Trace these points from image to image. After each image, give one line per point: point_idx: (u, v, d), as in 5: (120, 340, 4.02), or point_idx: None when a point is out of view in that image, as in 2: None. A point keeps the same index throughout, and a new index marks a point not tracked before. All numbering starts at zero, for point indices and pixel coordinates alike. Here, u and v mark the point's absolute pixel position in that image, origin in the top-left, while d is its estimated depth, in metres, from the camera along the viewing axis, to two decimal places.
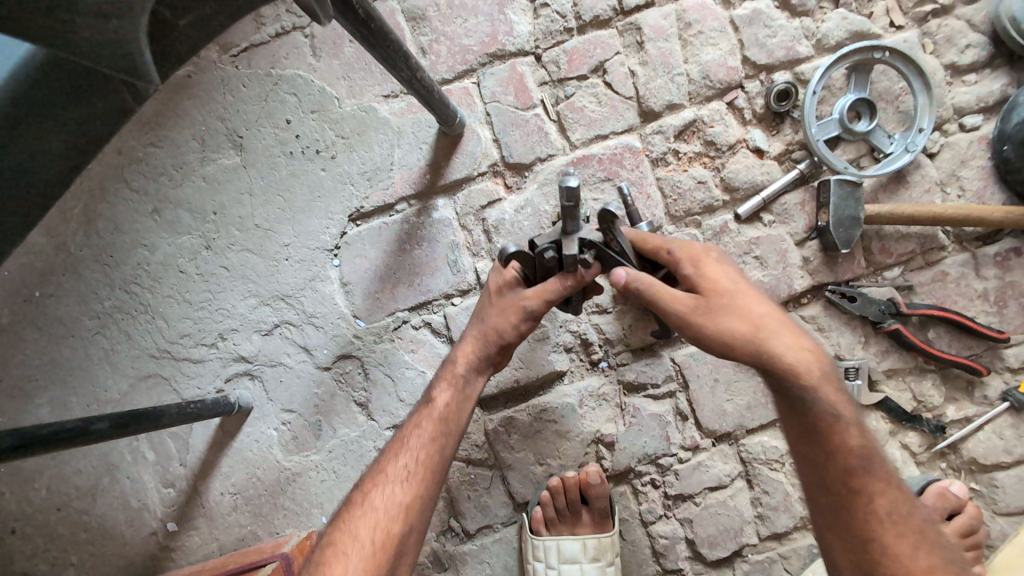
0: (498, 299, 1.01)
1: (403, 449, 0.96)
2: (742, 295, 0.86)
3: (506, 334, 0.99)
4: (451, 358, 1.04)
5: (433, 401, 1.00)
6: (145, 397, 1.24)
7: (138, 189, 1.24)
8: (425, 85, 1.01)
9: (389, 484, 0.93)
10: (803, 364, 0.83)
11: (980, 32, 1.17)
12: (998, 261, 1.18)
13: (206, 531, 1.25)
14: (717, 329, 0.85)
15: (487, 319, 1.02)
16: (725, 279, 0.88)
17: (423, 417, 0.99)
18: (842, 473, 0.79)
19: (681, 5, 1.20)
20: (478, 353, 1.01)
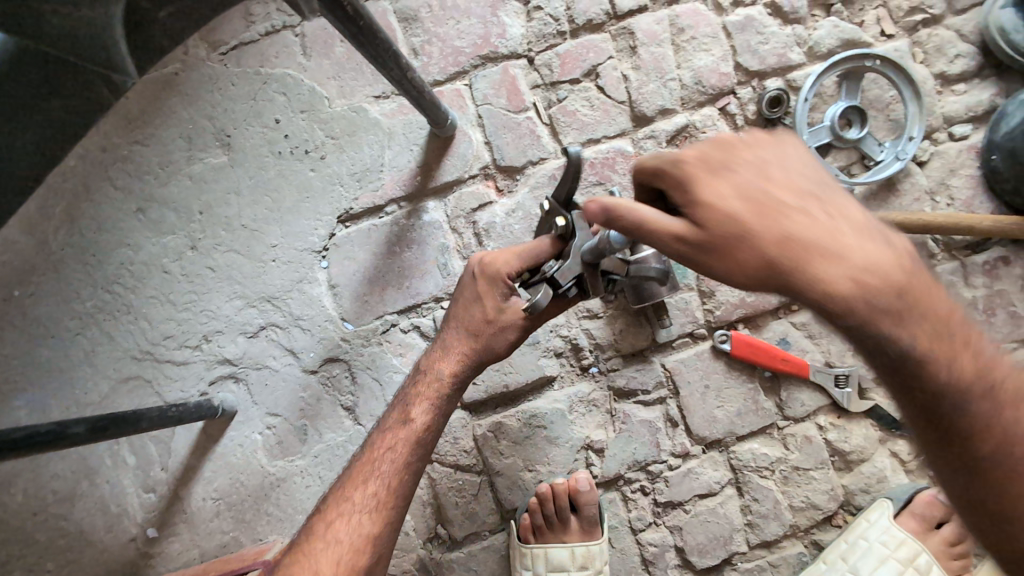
0: (490, 313, 0.94)
1: (372, 474, 0.91)
2: (773, 211, 0.66)
3: (501, 351, 0.96)
4: (434, 370, 0.97)
5: (411, 421, 0.94)
6: (126, 400, 1.22)
7: (123, 188, 1.22)
8: (415, 85, 1.00)
9: (354, 514, 0.89)
10: (877, 283, 0.63)
11: (969, 42, 1.18)
12: (987, 269, 1.18)
13: (187, 537, 1.22)
14: (747, 271, 0.66)
15: (473, 327, 0.95)
16: (742, 195, 0.67)
17: (398, 439, 0.93)
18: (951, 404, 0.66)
19: (674, 11, 1.21)
20: (462, 368, 0.96)
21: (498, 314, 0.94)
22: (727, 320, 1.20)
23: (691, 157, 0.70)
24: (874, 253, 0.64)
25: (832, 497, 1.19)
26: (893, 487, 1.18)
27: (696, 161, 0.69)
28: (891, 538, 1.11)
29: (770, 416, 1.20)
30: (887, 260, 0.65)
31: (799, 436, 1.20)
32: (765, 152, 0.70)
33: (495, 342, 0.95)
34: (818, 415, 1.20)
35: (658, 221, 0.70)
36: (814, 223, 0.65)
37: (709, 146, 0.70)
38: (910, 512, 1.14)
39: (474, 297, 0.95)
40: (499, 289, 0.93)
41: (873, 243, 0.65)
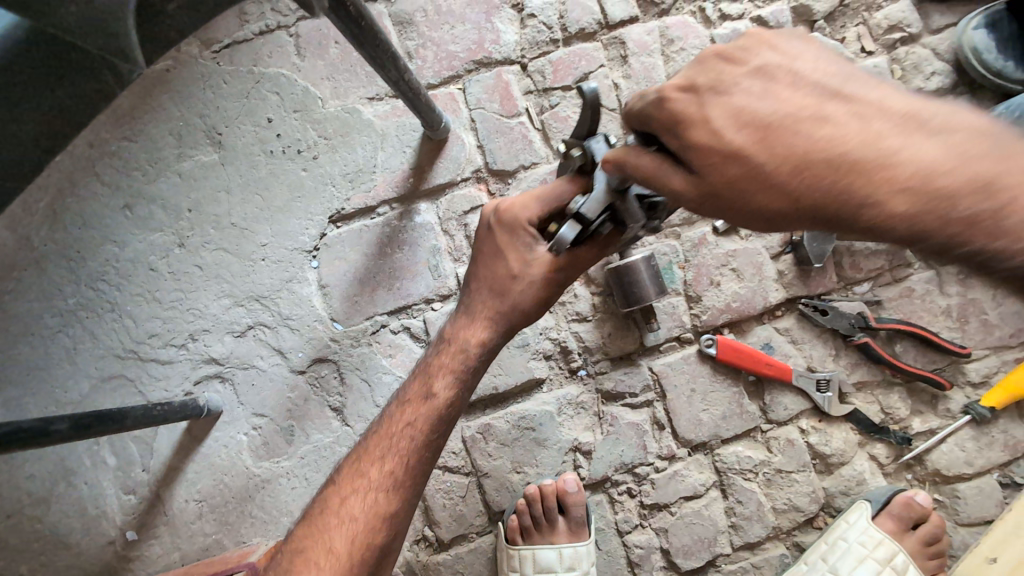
0: (513, 266, 0.89)
1: (392, 449, 0.89)
2: (789, 133, 0.62)
3: (527, 311, 0.90)
4: (460, 340, 0.93)
5: (434, 395, 0.91)
6: (107, 399, 1.19)
7: (110, 184, 1.21)
8: (412, 88, 1.01)
9: (370, 491, 0.87)
10: (935, 180, 0.57)
11: (943, 61, 1.23)
12: (961, 278, 1.22)
13: (168, 540, 1.20)
14: (775, 212, 0.64)
15: (498, 289, 0.90)
16: (747, 120, 0.63)
17: (420, 413, 0.91)
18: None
19: (664, 22, 1.24)
20: (490, 335, 0.92)
21: (522, 266, 0.88)
22: (713, 325, 1.22)
23: (675, 91, 0.66)
24: (922, 149, 0.59)
25: (813, 499, 1.21)
26: (871, 489, 1.21)
27: (686, 96, 0.66)
28: (869, 538, 1.13)
29: (753, 419, 1.22)
30: (937, 152, 0.58)
31: (782, 439, 1.22)
32: (770, 62, 0.65)
33: (522, 300, 0.90)
34: (800, 418, 1.23)
35: (664, 171, 0.68)
36: (837, 135, 0.60)
37: (700, 72, 0.66)
38: (887, 512, 1.15)
39: (495, 249, 0.91)
40: (520, 236, 0.88)
41: (916, 145, 0.59)
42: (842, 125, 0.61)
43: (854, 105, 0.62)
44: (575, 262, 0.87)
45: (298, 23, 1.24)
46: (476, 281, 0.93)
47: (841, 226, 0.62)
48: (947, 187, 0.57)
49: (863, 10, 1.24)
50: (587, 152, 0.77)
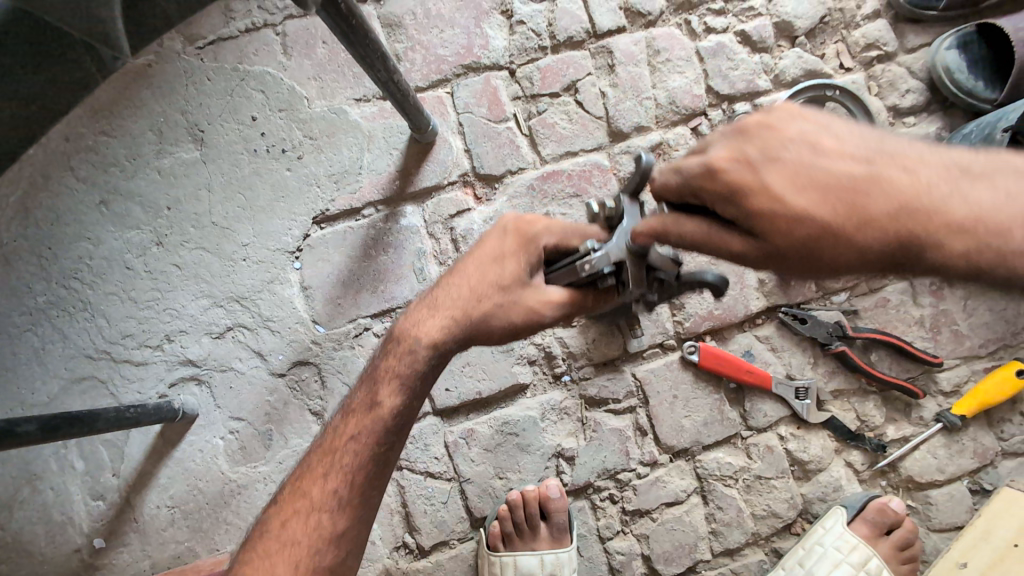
0: (508, 279, 0.83)
1: (335, 466, 0.84)
2: (848, 193, 0.64)
3: (494, 332, 0.84)
4: (412, 340, 0.86)
5: (380, 403, 0.85)
6: (77, 401, 1.16)
7: (85, 180, 1.17)
8: (400, 89, 1.01)
9: (313, 514, 0.82)
10: (987, 221, 0.63)
11: (919, 79, 1.26)
12: (933, 290, 1.26)
13: (137, 547, 1.16)
14: (846, 267, 0.66)
15: (473, 296, 0.84)
16: (804, 184, 0.64)
17: (365, 426, 0.85)
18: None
19: (651, 33, 1.26)
20: (450, 343, 0.86)
21: (514, 282, 0.84)
22: (696, 332, 1.24)
23: (725, 158, 0.66)
24: (971, 196, 0.64)
25: (792, 505, 1.23)
26: (847, 495, 1.23)
27: (738, 164, 0.66)
28: (845, 543, 1.14)
29: (734, 426, 1.24)
30: (984, 197, 0.64)
31: (761, 445, 1.24)
32: (810, 129, 0.67)
33: (495, 316, 0.84)
34: (779, 426, 1.25)
35: (723, 236, 0.69)
36: (892, 195, 0.63)
37: (745, 141, 0.67)
38: (862, 518, 1.17)
39: (496, 251, 0.85)
40: (530, 252, 0.85)
41: (958, 195, 0.64)
42: (893, 183, 0.64)
43: (899, 161, 0.65)
44: (568, 303, 0.85)
45: (285, 21, 1.22)
46: (461, 279, 0.86)
47: (907, 269, 0.66)
48: (997, 226, 0.63)
49: (842, 28, 1.27)
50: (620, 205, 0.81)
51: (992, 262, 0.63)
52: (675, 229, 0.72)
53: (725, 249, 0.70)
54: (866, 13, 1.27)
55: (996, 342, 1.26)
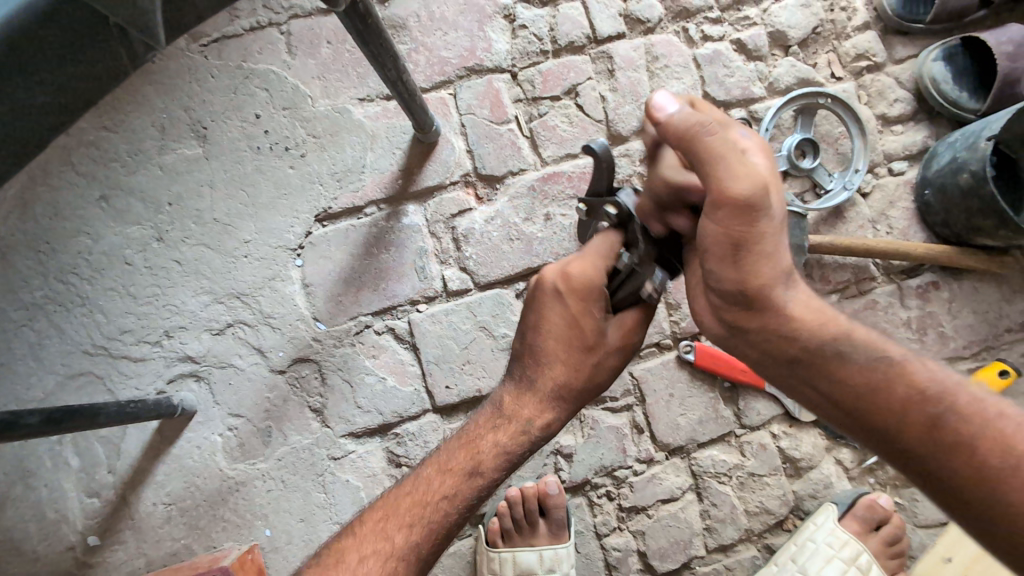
0: (593, 336, 0.82)
1: (422, 518, 0.84)
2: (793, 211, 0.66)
3: (600, 381, 0.86)
4: (523, 420, 0.85)
5: (485, 471, 0.86)
6: (74, 397, 1.15)
7: (85, 174, 1.17)
8: (408, 89, 1.02)
9: (394, 560, 0.82)
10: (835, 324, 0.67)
11: (906, 89, 1.31)
12: (920, 293, 1.28)
13: (133, 545, 1.15)
14: (726, 259, 0.65)
15: (571, 369, 0.84)
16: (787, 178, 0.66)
17: (461, 488, 0.85)
18: (946, 447, 0.61)
19: (650, 40, 1.29)
20: (560, 414, 0.86)
21: (600, 335, 0.82)
22: (691, 331, 1.26)
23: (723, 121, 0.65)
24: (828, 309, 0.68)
25: (784, 501, 1.26)
26: (837, 492, 1.26)
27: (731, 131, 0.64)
28: (836, 539, 1.17)
29: (728, 424, 1.26)
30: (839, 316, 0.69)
31: (754, 443, 1.27)
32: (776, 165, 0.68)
33: (594, 371, 0.85)
34: (771, 424, 1.27)
35: (728, 145, 0.62)
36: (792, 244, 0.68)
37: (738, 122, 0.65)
38: (852, 514, 1.20)
39: (566, 319, 0.82)
40: (597, 302, 0.81)
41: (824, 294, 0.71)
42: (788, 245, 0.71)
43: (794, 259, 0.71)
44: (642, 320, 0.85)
45: (290, 21, 1.23)
46: (547, 357, 0.84)
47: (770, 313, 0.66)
48: (841, 323, 0.67)
49: (833, 38, 1.32)
50: (622, 205, 0.74)
51: (819, 344, 0.66)
52: (690, 113, 0.64)
53: (712, 159, 0.63)
54: (856, 24, 1.32)
55: (979, 344, 1.28)
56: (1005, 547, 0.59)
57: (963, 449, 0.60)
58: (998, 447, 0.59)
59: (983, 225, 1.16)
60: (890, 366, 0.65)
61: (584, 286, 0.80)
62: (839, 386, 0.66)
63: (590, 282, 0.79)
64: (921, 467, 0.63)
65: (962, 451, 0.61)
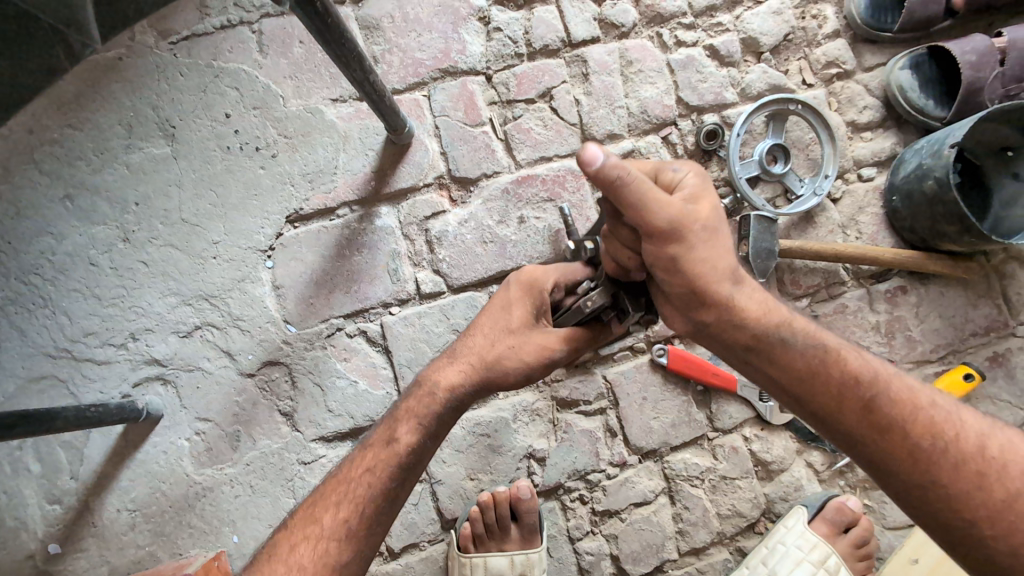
0: (521, 325, 0.93)
1: (348, 497, 0.84)
2: (722, 222, 0.72)
3: (510, 371, 0.91)
4: (431, 383, 0.92)
5: (398, 440, 0.88)
6: (36, 401, 1.12)
7: (49, 173, 1.14)
8: (376, 90, 1.01)
9: (322, 540, 0.82)
10: (777, 314, 0.76)
11: (875, 96, 1.33)
12: (888, 297, 1.30)
13: (96, 553, 1.12)
14: (674, 267, 0.71)
15: (488, 346, 0.92)
16: (710, 199, 0.71)
17: (377, 460, 0.87)
18: (865, 416, 0.72)
19: (624, 45, 1.29)
20: (466, 385, 0.91)
21: (527, 327, 0.93)
22: (665, 335, 1.27)
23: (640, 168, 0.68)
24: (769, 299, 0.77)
25: (755, 504, 1.26)
26: (807, 495, 1.27)
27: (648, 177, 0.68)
28: (806, 542, 1.17)
29: (701, 427, 1.27)
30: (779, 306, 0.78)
31: (726, 446, 1.27)
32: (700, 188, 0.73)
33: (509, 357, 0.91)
34: (743, 427, 1.28)
35: (647, 189, 0.66)
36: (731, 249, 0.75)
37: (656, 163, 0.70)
38: (822, 517, 1.20)
39: (503, 303, 0.96)
40: (532, 299, 0.95)
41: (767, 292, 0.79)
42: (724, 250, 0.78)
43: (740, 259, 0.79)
44: (574, 341, 0.91)
45: (262, 20, 1.22)
46: (476, 329, 0.95)
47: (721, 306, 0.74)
48: (782, 314, 0.76)
49: (804, 46, 1.33)
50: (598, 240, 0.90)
51: (766, 333, 0.75)
52: (615, 163, 0.64)
53: (640, 202, 0.66)
54: (827, 32, 1.34)
55: (946, 347, 1.30)
56: (909, 497, 0.71)
57: (878, 419, 0.71)
58: (902, 416, 0.71)
59: (948, 231, 1.18)
60: (822, 351, 0.75)
61: (532, 286, 0.96)
62: (785, 371, 0.75)
63: (540, 287, 0.95)
64: (841, 434, 0.74)
65: (877, 421, 0.71)
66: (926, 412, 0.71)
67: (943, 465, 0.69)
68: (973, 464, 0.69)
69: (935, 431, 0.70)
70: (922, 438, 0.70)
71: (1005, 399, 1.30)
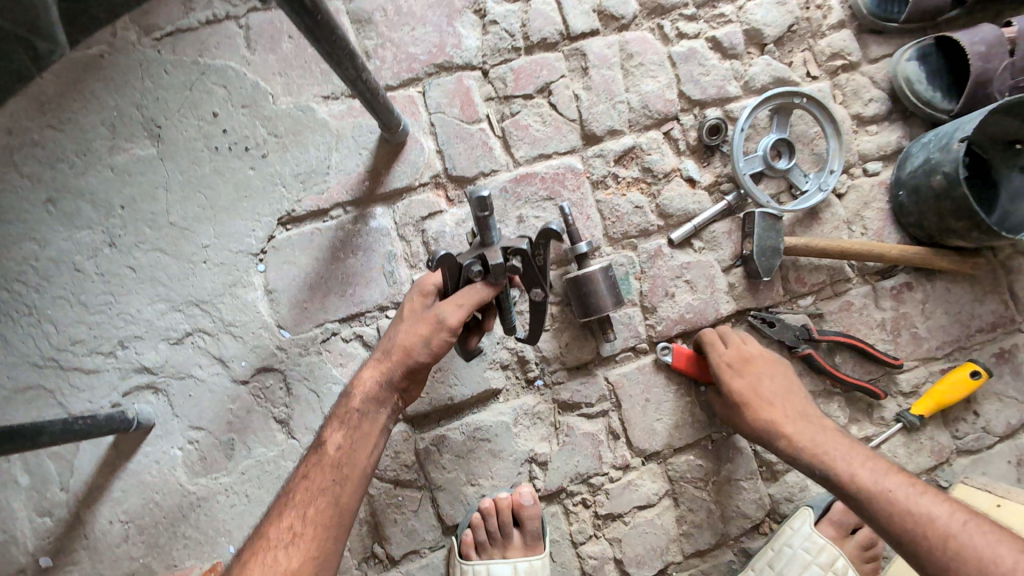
0: (414, 311, 0.97)
1: (289, 507, 0.89)
2: (741, 393, 1.08)
3: (414, 350, 0.93)
4: (349, 388, 0.97)
5: (325, 444, 0.93)
6: (23, 411, 1.09)
7: (31, 176, 1.10)
8: (369, 87, 0.98)
9: (271, 551, 0.85)
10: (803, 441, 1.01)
11: (880, 89, 1.30)
12: (894, 294, 1.28)
13: (88, 566, 1.09)
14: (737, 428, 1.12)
15: (393, 337, 0.96)
16: (741, 367, 1.10)
17: (312, 466, 0.92)
18: (878, 526, 0.90)
19: (624, 37, 1.26)
20: (377, 379, 0.95)
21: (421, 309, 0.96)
22: (667, 335, 1.24)
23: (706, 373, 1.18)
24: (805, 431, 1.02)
25: (760, 506, 1.25)
26: (813, 495, 1.25)
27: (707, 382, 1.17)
28: (813, 544, 1.15)
29: (704, 428, 1.25)
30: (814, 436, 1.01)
31: (731, 447, 1.25)
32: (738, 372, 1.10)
33: (409, 340, 0.94)
34: None
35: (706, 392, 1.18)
36: (777, 396, 1.07)
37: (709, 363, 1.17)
38: (828, 518, 1.20)
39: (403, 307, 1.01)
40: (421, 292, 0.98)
41: (827, 425, 1.03)
42: (792, 388, 1.09)
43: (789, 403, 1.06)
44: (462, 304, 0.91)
45: (249, 14, 1.18)
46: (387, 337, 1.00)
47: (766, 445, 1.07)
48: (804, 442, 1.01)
49: (809, 37, 1.30)
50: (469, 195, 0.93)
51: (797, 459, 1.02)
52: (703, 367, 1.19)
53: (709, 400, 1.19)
54: (831, 22, 1.30)
55: (951, 344, 1.28)
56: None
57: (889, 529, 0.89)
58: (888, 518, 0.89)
59: (956, 227, 1.16)
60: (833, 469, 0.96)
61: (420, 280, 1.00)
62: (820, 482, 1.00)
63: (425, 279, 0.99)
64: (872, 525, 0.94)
65: (887, 531, 0.89)
66: (915, 517, 0.87)
67: (926, 555, 0.85)
68: (961, 563, 0.82)
69: (919, 529, 0.86)
70: (921, 543, 0.86)
71: (1011, 396, 1.29)
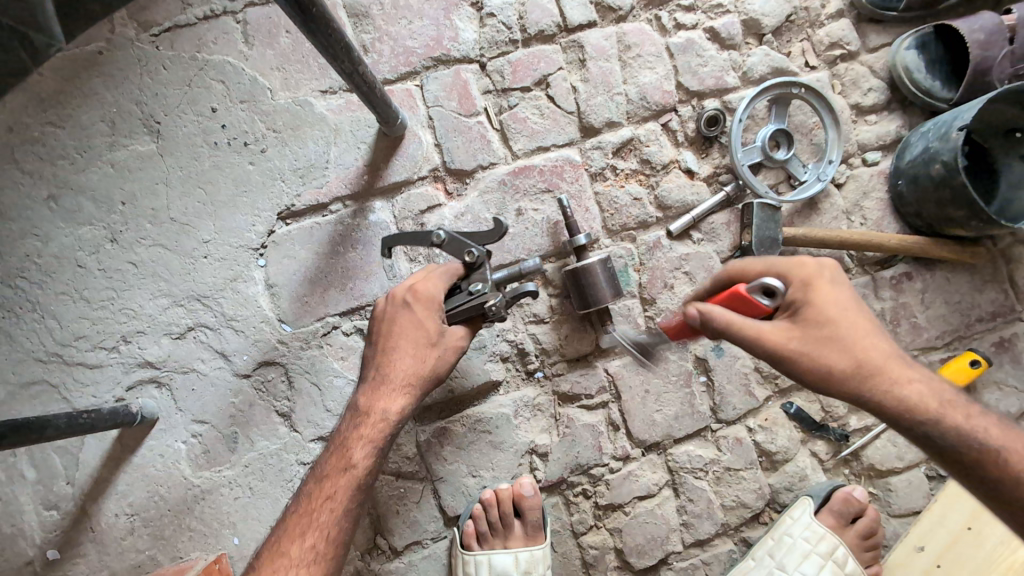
0: (439, 334, 0.98)
1: (311, 527, 0.91)
2: (840, 320, 0.80)
3: (442, 377, 0.99)
4: (379, 411, 0.96)
5: (354, 466, 0.94)
6: (29, 406, 1.10)
7: (32, 173, 1.11)
8: (365, 80, 0.98)
9: (292, 569, 0.88)
10: (909, 385, 0.79)
11: (880, 78, 1.29)
12: (893, 284, 1.28)
13: (95, 558, 1.11)
14: (822, 372, 0.80)
15: (419, 363, 0.97)
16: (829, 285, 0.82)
17: (339, 487, 0.93)
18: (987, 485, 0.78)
19: (622, 29, 1.25)
20: (411, 406, 0.97)
21: (445, 334, 0.98)
22: None
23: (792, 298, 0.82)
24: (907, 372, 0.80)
25: (759, 495, 1.25)
26: (813, 485, 1.25)
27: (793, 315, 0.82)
28: (813, 533, 1.16)
29: (704, 419, 1.25)
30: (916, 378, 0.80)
31: (730, 438, 1.26)
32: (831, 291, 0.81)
33: (438, 368, 0.98)
34: (747, 417, 1.27)
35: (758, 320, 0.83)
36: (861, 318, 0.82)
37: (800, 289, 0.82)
38: (828, 508, 1.19)
39: (412, 324, 0.97)
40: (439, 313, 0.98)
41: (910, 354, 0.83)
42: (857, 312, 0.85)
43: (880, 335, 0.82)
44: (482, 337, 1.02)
45: (246, 9, 1.18)
46: (396, 354, 0.97)
47: (854, 389, 0.80)
48: (915, 387, 0.79)
49: (807, 26, 1.30)
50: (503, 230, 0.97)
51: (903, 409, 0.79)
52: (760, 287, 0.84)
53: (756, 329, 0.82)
54: (830, 12, 1.29)
55: (951, 334, 1.29)
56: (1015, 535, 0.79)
57: (999, 490, 0.78)
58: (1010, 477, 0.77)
59: (955, 216, 1.15)
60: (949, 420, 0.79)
61: (432, 298, 0.98)
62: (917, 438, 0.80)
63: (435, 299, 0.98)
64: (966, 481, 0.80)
65: (999, 493, 0.78)
66: None
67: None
68: None
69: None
70: None
71: (1011, 384, 1.29)
